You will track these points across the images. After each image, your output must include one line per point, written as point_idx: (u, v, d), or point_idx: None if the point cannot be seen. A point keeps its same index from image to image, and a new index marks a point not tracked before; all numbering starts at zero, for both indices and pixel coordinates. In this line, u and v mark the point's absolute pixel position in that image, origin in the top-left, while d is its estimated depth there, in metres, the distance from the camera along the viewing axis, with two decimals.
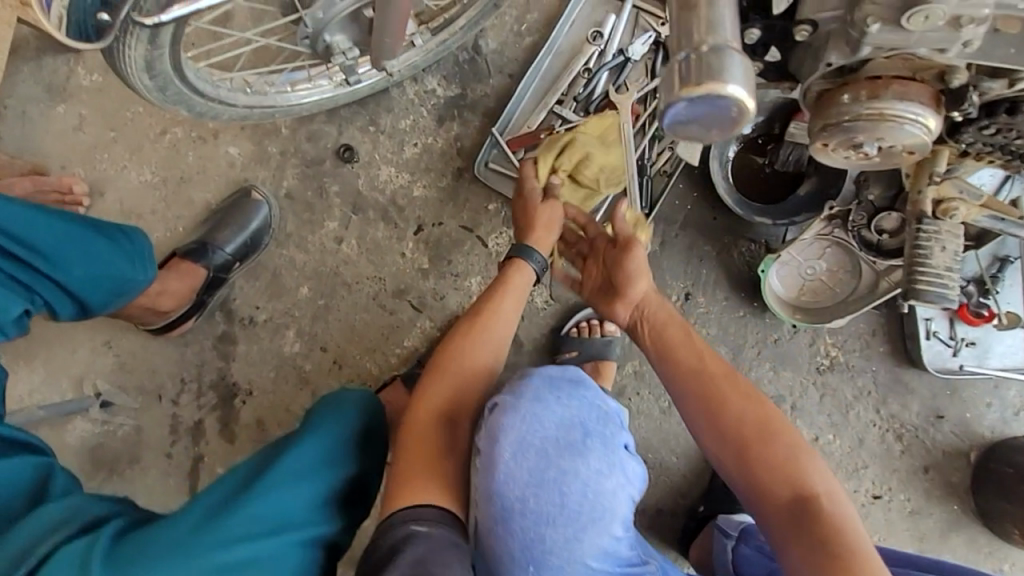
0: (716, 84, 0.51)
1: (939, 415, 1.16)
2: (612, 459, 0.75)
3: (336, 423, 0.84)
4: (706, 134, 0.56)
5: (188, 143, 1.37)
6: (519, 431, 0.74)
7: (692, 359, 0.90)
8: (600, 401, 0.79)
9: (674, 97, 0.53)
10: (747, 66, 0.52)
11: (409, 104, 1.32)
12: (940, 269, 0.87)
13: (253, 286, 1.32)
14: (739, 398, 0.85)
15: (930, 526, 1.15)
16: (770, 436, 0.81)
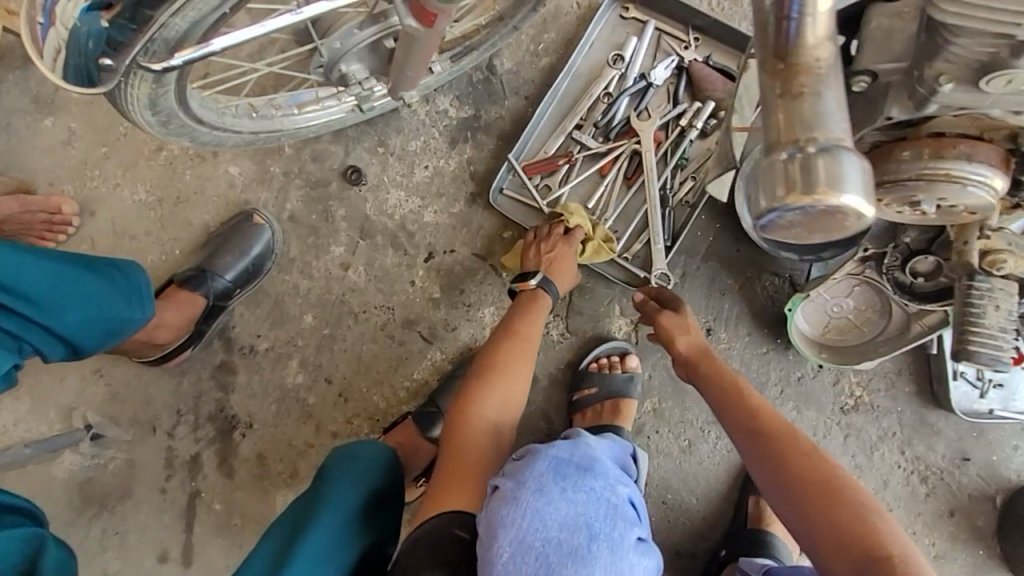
0: (831, 195, 0.42)
1: (965, 457, 1.14)
2: (621, 565, 0.69)
3: (352, 485, 0.78)
4: (805, 237, 0.47)
5: (185, 160, 1.30)
6: (519, 530, 0.69)
7: (751, 409, 0.90)
8: (608, 493, 0.73)
9: (775, 203, 0.44)
10: (867, 172, 0.43)
11: (420, 125, 1.28)
12: (996, 329, 0.79)
13: (254, 313, 1.26)
14: (802, 450, 0.84)
15: (956, 571, 1.12)
16: (837, 491, 0.79)
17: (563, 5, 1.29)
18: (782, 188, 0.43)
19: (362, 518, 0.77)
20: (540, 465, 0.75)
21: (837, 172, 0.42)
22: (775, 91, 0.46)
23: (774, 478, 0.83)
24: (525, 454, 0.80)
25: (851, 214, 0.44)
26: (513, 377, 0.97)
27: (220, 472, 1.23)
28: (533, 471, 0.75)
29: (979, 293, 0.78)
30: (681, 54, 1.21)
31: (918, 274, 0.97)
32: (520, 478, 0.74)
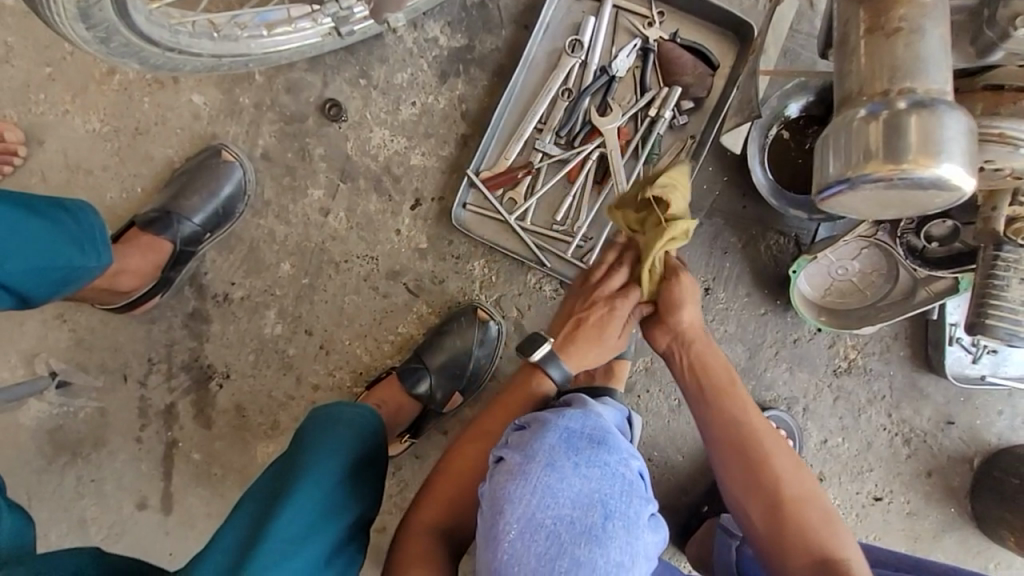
0: (930, 160, 0.51)
1: (949, 421, 1.15)
2: (634, 546, 0.67)
3: (328, 463, 0.73)
4: (887, 207, 0.56)
5: (143, 86, 1.16)
6: (528, 506, 0.66)
7: (736, 406, 0.90)
8: (623, 468, 0.71)
9: (862, 172, 0.53)
10: (963, 142, 0.51)
11: (407, 55, 1.16)
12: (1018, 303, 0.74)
13: (227, 259, 1.18)
14: (782, 454, 0.87)
15: (926, 527, 1.15)
16: (803, 496, 0.84)
17: None
18: (865, 153, 0.52)
19: (346, 488, 0.74)
20: (550, 438, 0.72)
21: (931, 141, 0.51)
22: (861, 26, 0.54)
23: (746, 475, 0.86)
24: (531, 423, 0.76)
25: (946, 185, 0.52)
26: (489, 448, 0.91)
27: (197, 422, 1.19)
28: (543, 444, 0.71)
29: (1006, 263, 0.74)
30: (645, 34, 1.10)
31: (931, 239, 0.96)
32: (529, 451, 0.71)
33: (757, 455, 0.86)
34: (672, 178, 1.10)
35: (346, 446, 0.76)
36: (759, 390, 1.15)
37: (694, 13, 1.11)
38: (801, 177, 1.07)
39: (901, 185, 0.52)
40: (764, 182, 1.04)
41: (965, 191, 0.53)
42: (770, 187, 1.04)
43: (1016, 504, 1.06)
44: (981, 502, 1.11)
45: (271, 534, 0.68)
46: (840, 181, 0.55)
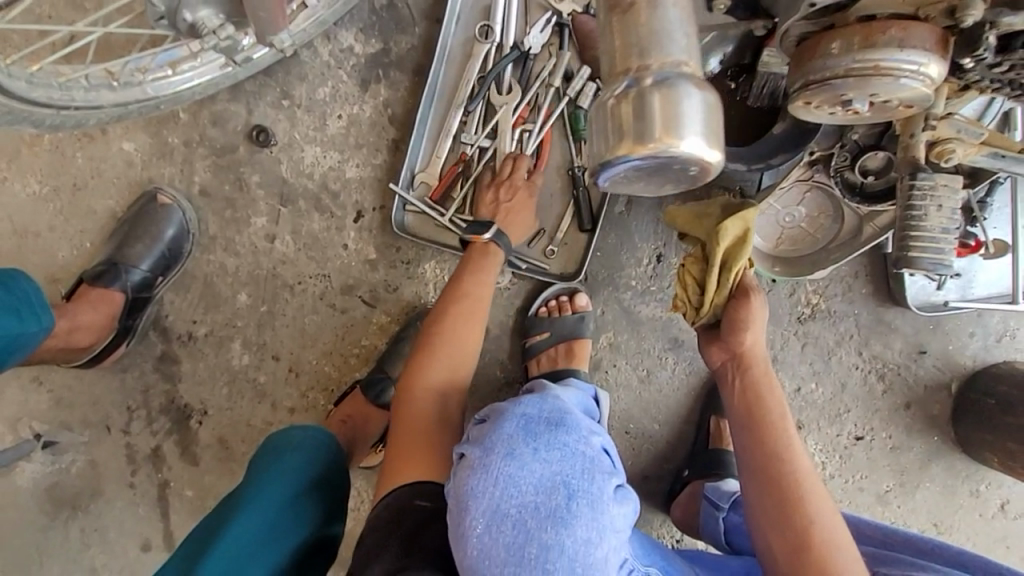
0: (672, 137, 0.48)
1: (921, 350, 1.13)
2: (602, 523, 0.64)
3: (282, 481, 0.76)
4: (652, 184, 0.54)
5: (73, 142, 1.17)
6: (491, 497, 0.64)
7: (779, 437, 0.80)
8: (583, 446, 0.68)
9: (616, 154, 0.50)
10: (702, 113, 0.48)
11: (325, 68, 1.15)
12: (936, 231, 0.70)
13: (184, 299, 1.19)
14: (820, 499, 0.76)
15: (911, 458, 1.15)
16: (836, 548, 0.73)
17: None
18: (617, 135, 0.49)
19: (304, 503, 0.76)
20: (507, 426, 0.68)
21: (673, 111, 0.48)
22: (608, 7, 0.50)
23: (774, 511, 0.76)
24: (489, 415, 0.72)
25: (692, 159, 0.50)
26: (455, 345, 0.95)
27: (184, 460, 1.21)
28: (500, 434, 0.68)
29: (921, 192, 0.69)
30: (558, 8, 1.07)
31: (868, 173, 0.93)
32: (486, 443, 0.68)
33: (790, 495, 0.76)
34: None
35: (304, 467, 0.78)
36: None
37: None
38: (734, 129, 1.07)
39: (655, 163, 0.50)
40: None
41: (713, 161, 0.51)
42: None
43: (996, 425, 1.05)
44: (963, 427, 1.11)
45: (221, 538, 0.70)
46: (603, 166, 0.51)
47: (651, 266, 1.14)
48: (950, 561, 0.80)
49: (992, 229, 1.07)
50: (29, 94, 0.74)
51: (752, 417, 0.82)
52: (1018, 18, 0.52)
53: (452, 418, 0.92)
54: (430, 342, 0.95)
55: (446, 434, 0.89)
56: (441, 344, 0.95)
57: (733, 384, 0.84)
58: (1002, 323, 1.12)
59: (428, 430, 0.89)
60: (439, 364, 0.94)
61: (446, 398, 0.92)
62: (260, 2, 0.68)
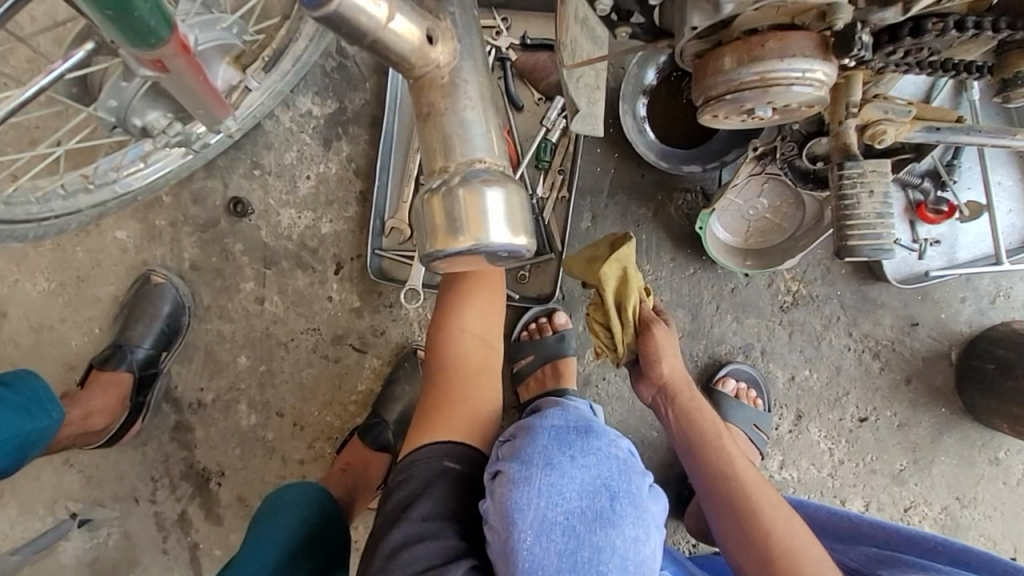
0: (472, 234, 0.39)
1: (913, 322, 1.11)
2: (645, 519, 0.69)
3: (269, 541, 0.80)
4: (481, 266, 0.43)
5: (73, 239, 1.25)
6: (539, 509, 0.67)
7: (722, 454, 0.84)
8: (615, 450, 0.72)
9: (430, 251, 0.41)
10: (501, 207, 0.39)
11: (289, 134, 1.21)
12: (871, 218, 0.69)
13: (189, 369, 1.25)
14: (774, 507, 0.78)
15: (920, 434, 1.11)
16: (802, 553, 0.74)
17: None
18: (429, 231, 0.40)
19: (294, 558, 0.80)
20: (540, 439, 0.72)
21: (474, 211, 0.39)
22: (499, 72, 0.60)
23: (734, 525, 0.78)
24: (516, 433, 0.75)
25: (503, 253, 0.40)
26: (487, 296, 0.87)
27: (209, 522, 1.26)
28: (535, 445, 0.71)
29: (851, 179, 0.69)
30: (496, 45, 1.09)
31: (816, 159, 0.88)
32: (524, 457, 0.70)
33: (745, 508, 0.78)
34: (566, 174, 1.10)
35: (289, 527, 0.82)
36: (712, 347, 1.14)
37: (536, 10, 1.12)
38: (686, 133, 1.09)
39: (467, 259, 0.41)
40: (652, 150, 1.05)
41: (527, 247, 0.41)
42: (657, 152, 1.05)
43: (999, 390, 1.01)
44: (968, 396, 1.08)
45: None
46: (434, 270, 0.44)
47: None
48: (955, 559, 0.75)
49: (964, 190, 1.07)
50: (5, 214, 0.81)
51: (694, 442, 0.86)
52: (889, 14, 0.53)
53: (493, 368, 0.89)
54: (458, 295, 0.87)
55: (483, 383, 0.87)
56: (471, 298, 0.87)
57: (668, 415, 0.89)
58: (993, 284, 1.09)
59: (463, 385, 0.86)
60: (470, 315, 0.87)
61: (481, 346, 0.88)
62: (193, 105, 0.71)
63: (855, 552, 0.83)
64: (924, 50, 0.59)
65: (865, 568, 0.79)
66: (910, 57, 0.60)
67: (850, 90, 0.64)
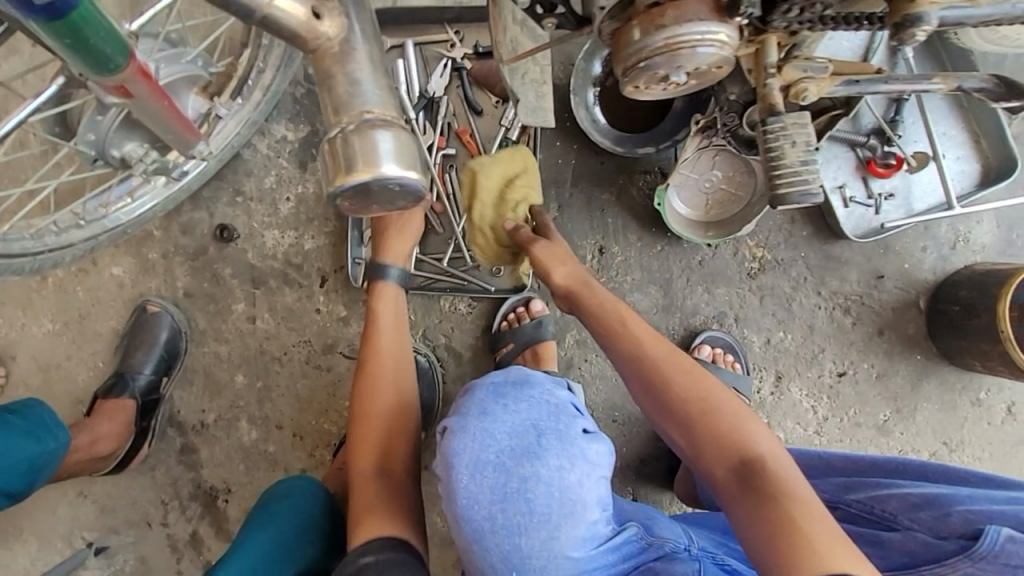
0: (366, 167, 0.43)
1: (879, 275, 1.13)
2: (573, 451, 0.73)
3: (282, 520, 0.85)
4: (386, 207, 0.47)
5: (73, 280, 1.32)
6: (472, 451, 0.71)
7: (632, 340, 0.87)
8: (548, 397, 0.77)
9: (332, 188, 0.44)
10: (393, 140, 0.43)
11: (266, 160, 1.28)
12: (797, 166, 0.73)
13: (191, 392, 1.30)
14: (682, 376, 0.81)
15: (900, 383, 1.13)
16: (711, 405, 0.77)
17: None
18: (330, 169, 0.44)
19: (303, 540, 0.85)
20: (477, 393, 0.77)
21: (364, 148, 0.43)
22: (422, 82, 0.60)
23: (651, 400, 0.82)
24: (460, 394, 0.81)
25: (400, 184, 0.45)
26: (388, 347, 0.97)
27: (220, 539, 1.29)
28: (473, 399, 0.77)
29: (774, 133, 0.74)
30: (451, 55, 1.18)
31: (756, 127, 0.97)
32: (463, 410, 0.76)
33: (656, 381, 0.82)
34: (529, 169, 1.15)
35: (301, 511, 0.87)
36: (686, 319, 1.18)
37: (486, 20, 1.19)
38: (636, 118, 1.14)
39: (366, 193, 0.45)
40: (605, 136, 1.11)
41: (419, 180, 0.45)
42: (612, 138, 1.11)
43: (968, 330, 1.04)
44: (941, 340, 1.10)
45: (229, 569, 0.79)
46: (344, 211, 0.47)
47: (595, 262, 1.18)
48: (917, 476, 0.81)
49: (912, 143, 1.10)
50: (2, 250, 0.87)
51: (608, 337, 0.90)
52: None
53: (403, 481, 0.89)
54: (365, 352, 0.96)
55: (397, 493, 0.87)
56: (397, 243, 1.00)
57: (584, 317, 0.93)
58: (952, 231, 1.12)
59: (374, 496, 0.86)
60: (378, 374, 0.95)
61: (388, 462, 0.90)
62: (163, 130, 0.77)
63: (824, 484, 0.83)
64: (817, 4, 0.64)
65: (834, 496, 0.80)
66: (807, 13, 0.65)
67: (766, 54, 0.71)
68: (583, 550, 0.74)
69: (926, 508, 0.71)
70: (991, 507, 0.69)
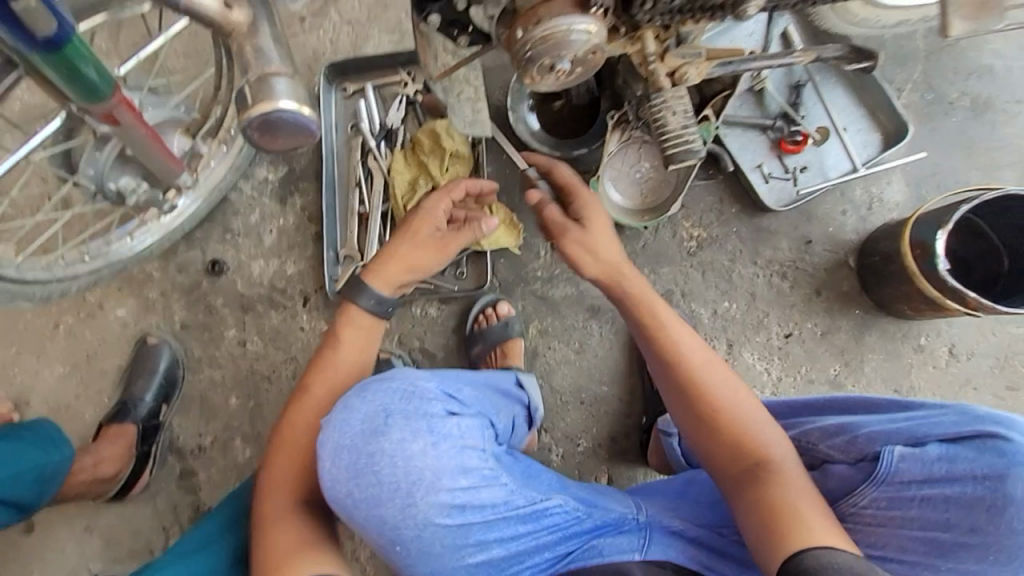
0: (266, 103, 0.47)
1: (807, 240, 1.23)
2: (417, 427, 0.79)
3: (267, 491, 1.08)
4: (287, 147, 0.50)
5: (81, 324, 1.44)
6: (332, 438, 0.80)
7: (665, 341, 0.90)
8: (405, 384, 0.83)
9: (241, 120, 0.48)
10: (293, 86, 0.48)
11: (251, 199, 1.44)
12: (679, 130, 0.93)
13: (189, 417, 1.39)
14: (719, 381, 0.86)
15: (844, 337, 1.20)
16: (743, 414, 0.83)
17: (320, 49, 1.45)
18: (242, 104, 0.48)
19: None
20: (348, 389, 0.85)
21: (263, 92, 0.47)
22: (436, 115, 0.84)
23: (679, 399, 0.87)
24: None
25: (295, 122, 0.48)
26: (328, 395, 0.93)
27: None
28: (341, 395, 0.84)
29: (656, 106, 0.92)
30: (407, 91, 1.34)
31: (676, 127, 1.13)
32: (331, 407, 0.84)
33: (689, 381, 0.86)
34: (480, 179, 1.30)
35: None
36: None
37: None
38: (570, 125, 1.29)
39: (270, 130, 0.48)
40: (542, 143, 1.26)
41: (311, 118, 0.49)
42: (550, 144, 1.25)
43: (892, 278, 1.12)
44: (873, 292, 1.18)
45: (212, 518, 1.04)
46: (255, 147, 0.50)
47: (548, 256, 1.30)
48: (835, 409, 0.94)
49: (816, 122, 1.21)
50: None
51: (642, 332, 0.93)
52: None
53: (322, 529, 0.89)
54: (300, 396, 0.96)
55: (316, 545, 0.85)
56: (389, 266, 0.99)
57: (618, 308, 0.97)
58: (866, 193, 1.22)
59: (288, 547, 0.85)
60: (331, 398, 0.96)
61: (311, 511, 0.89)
62: (149, 159, 0.92)
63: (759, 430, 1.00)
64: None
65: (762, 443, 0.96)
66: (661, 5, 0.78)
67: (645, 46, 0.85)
68: (455, 518, 0.79)
69: (839, 434, 0.84)
70: (891, 426, 0.80)
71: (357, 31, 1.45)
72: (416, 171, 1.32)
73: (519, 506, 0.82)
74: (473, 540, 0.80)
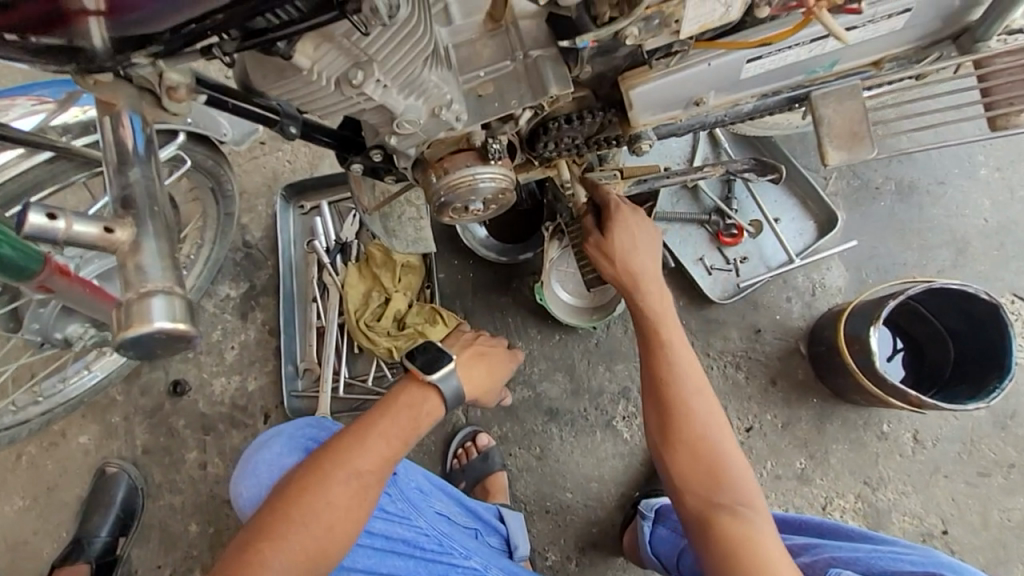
0: (139, 323, 0.48)
1: (756, 329, 1.23)
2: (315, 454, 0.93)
3: None
4: (167, 351, 0.52)
5: (42, 453, 1.42)
6: (253, 459, 0.93)
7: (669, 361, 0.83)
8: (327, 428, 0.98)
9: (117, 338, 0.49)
10: (169, 300, 0.49)
11: (213, 317, 1.46)
12: None
13: (147, 548, 1.36)
14: (711, 418, 0.80)
15: (805, 428, 1.18)
16: (725, 453, 0.78)
17: (281, 169, 1.53)
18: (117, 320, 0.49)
19: None
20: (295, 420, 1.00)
21: (133, 313, 0.48)
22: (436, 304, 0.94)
23: (661, 419, 0.80)
24: None
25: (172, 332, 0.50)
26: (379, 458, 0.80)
27: None
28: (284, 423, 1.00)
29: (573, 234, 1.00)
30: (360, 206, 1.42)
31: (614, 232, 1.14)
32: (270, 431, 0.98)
33: (681, 411, 0.79)
34: (431, 288, 1.33)
35: None
36: (593, 398, 1.27)
37: None
38: (515, 229, 1.34)
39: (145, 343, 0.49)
40: (488, 249, 1.29)
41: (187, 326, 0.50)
42: (496, 250, 1.29)
43: (839, 368, 1.12)
44: (828, 380, 1.16)
45: None
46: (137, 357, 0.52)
47: None
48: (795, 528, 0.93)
49: (750, 215, 1.25)
50: None
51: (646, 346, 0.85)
52: (507, 125, 0.76)
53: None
54: (363, 420, 0.82)
55: None
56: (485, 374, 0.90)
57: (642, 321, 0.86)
58: (808, 280, 1.24)
59: None
60: (258, 470, 0.91)
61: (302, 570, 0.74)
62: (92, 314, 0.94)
63: None
64: (567, 139, 0.80)
65: None
66: (562, 146, 0.82)
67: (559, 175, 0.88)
68: None
69: (804, 555, 0.83)
70: (852, 553, 0.79)
71: (315, 151, 1.53)
72: (370, 283, 1.32)
73: (409, 538, 0.90)
74: (360, 565, 0.88)
